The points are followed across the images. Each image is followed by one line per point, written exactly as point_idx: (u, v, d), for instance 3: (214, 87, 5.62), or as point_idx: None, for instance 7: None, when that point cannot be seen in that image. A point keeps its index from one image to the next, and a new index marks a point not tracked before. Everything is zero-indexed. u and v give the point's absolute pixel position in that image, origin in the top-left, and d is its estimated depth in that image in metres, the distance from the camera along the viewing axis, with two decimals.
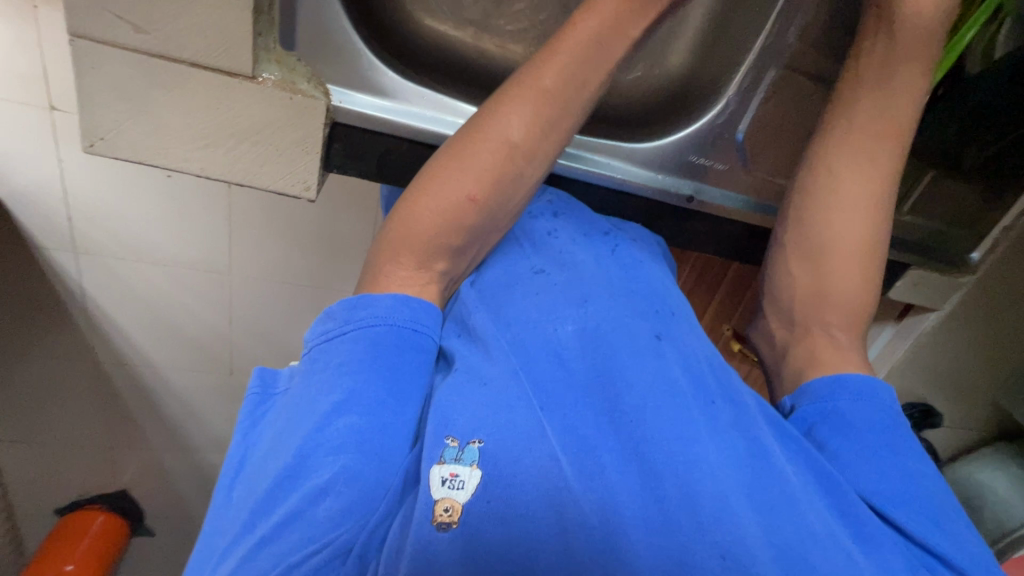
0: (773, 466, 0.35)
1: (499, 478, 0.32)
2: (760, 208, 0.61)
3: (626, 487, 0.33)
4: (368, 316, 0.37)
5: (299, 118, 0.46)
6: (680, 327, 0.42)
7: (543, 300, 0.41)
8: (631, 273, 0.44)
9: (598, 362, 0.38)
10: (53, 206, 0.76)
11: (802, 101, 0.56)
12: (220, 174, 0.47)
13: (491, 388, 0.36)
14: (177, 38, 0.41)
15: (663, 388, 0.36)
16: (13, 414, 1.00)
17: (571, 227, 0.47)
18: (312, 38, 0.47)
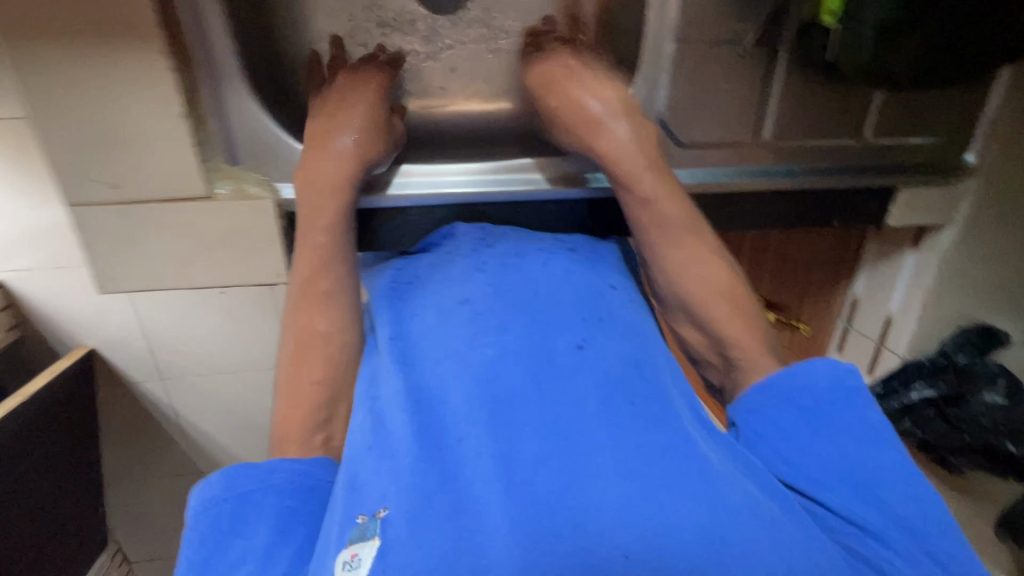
0: (685, 456, 0.38)
1: (397, 539, 0.33)
2: (709, 175, 0.62)
3: (525, 512, 0.34)
4: (257, 477, 0.39)
5: (255, 218, 0.53)
6: (605, 332, 0.47)
7: (455, 345, 0.46)
8: (549, 289, 0.51)
9: (489, 401, 0.40)
10: (129, 343, 0.93)
11: (709, 65, 0.58)
12: (208, 282, 0.55)
13: (398, 457, 0.39)
14: (143, 184, 0.49)
15: (561, 406, 0.40)
16: (143, 536, 1.13)
17: (506, 252, 0.55)
18: (252, 148, 0.52)
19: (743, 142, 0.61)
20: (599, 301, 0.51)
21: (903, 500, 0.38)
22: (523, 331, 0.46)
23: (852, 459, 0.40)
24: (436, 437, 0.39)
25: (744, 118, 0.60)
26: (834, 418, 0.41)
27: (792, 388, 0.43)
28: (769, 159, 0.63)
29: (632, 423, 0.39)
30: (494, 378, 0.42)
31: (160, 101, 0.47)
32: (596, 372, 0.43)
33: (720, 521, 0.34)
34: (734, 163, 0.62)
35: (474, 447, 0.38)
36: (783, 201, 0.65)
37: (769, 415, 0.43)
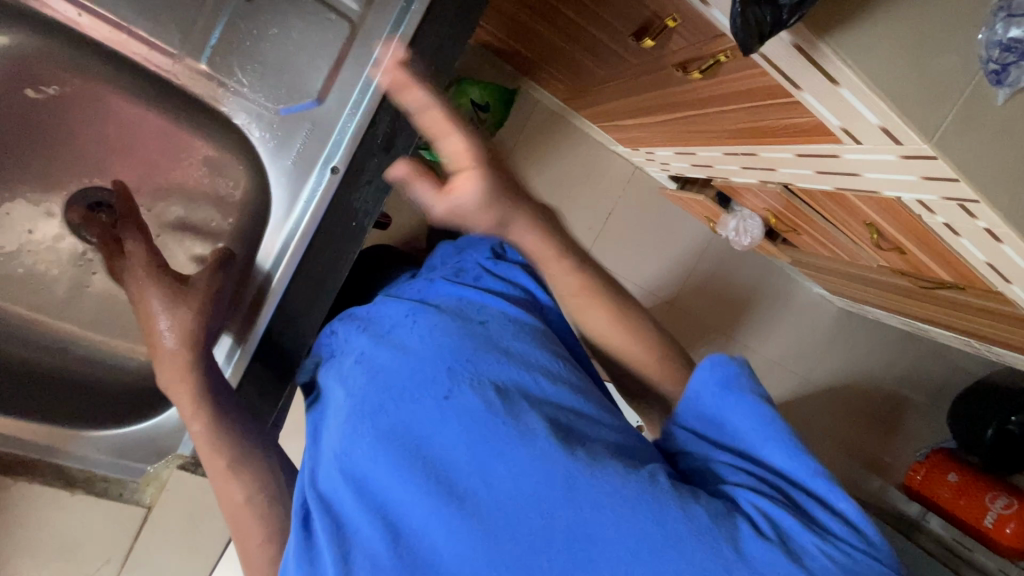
0: (555, 486, 0.39)
1: None
2: (365, 89, 0.56)
3: None
4: None
5: (182, 485, 0.62)
6: (476, 369, 0.46)
7: (339, 444, 0.46)
8: (416, 350, 0.48)
9: (376, 495, 0.43)
10: None
11: (248, 36, 0.53)
12: (222, 531, 0.67)
13: (305, 559, 0.43)
14: (117, 540, 0.62)
15: (444, 477, 0.41)
16: None
17: (364, 336, 0.53)
18: (136, 454, 0.60)
19: (348, 34, 0.55)
20: (464, 338, 0.48)
21: (778, 453, 0.42)
22: (397, 405, 0.45)
23: (755, 433, 0.43)
24: (343, 532, 0.43)
25: (317, 23, 0.54)
26: (723, 412, 0.44)
27: (695, 397, 0.46)
28: (381, 16, 0.55)
29: (508, 460, 0.40)
30: (384, 459, 0.43)
31: (57, 500, 0.59)
32: (472, 417, 0.43)
33: (591, 535, 0.37)
34: (368, 55, 0.56)
35: (370, 533, 0.41)
36: (441, 19, 0.56)
37: (679, 424, 0.47)
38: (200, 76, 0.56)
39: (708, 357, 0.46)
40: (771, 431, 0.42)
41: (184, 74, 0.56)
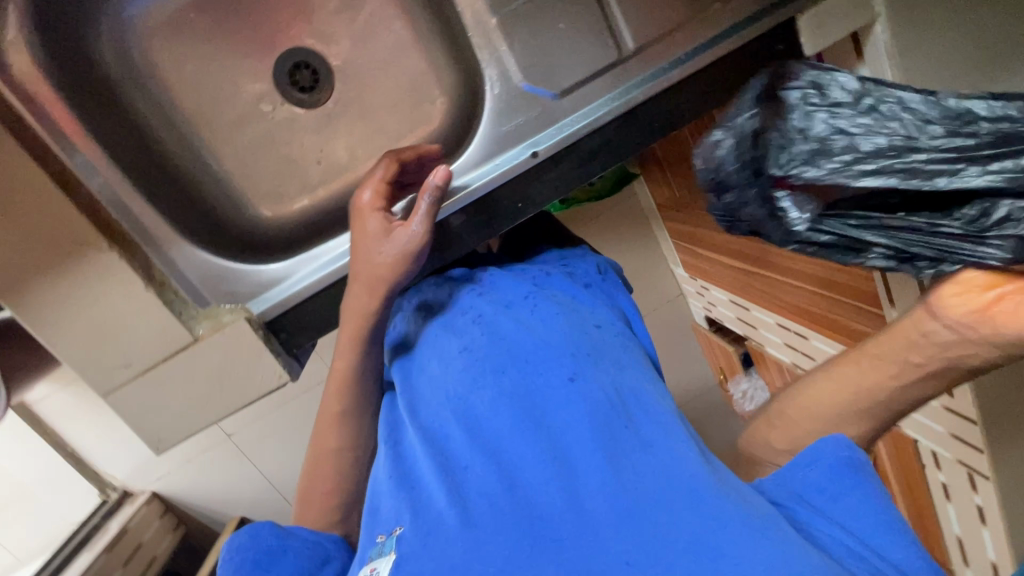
0: (666, 470, 0.42)
1: (411, 549, 0.42)
2: (597, 109, 0.62)
3: (508, 533, 0.40)
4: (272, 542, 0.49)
5: (237, 338, 0.61)
6: (595, 361, 0.51)
7: (458, 392, 0.53)
8: (543, 330, 0.55)
9: (489, 442, 0.47)
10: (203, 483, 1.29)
11: (540, 21, 0.61)
12: (229, 407, 0.63)
13: (415, 488, 0.48)
14: (145, 352, 0.59)
15: (559, 440, 0.45)
16: None
17: (491, 301, 0.60)
18: (215, 287, 0.62)
19: (613, 62, 0.61)
20: (587, 335, 0.55)
21: (906, 543, 0.39)
22: (520, 372, 0.51)
23: (883, 510, 0.41)
24: (456, 470, 0.47)
25: (596, 43, 0.61)
26: (848, 475, 0.43)
27: (810, 457, 0.45)
28: (647, 63, 0.61)
29: (620, 445, 0.44)
30: (507, 412, 0.49)
31: (125, 286, 0.57)
32: (588, 397, 0.48)
33: (711, 531, 0.37)
34: (619, 85, 0.62)
35: (482, 471, 0.45)
36: (690, 95, 0.62)
37: (786, 477, 0.45)
38: (483, 27, 0.63)
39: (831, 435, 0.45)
40: (899, 513, 0.41)
41: (469, 19, 0.63)
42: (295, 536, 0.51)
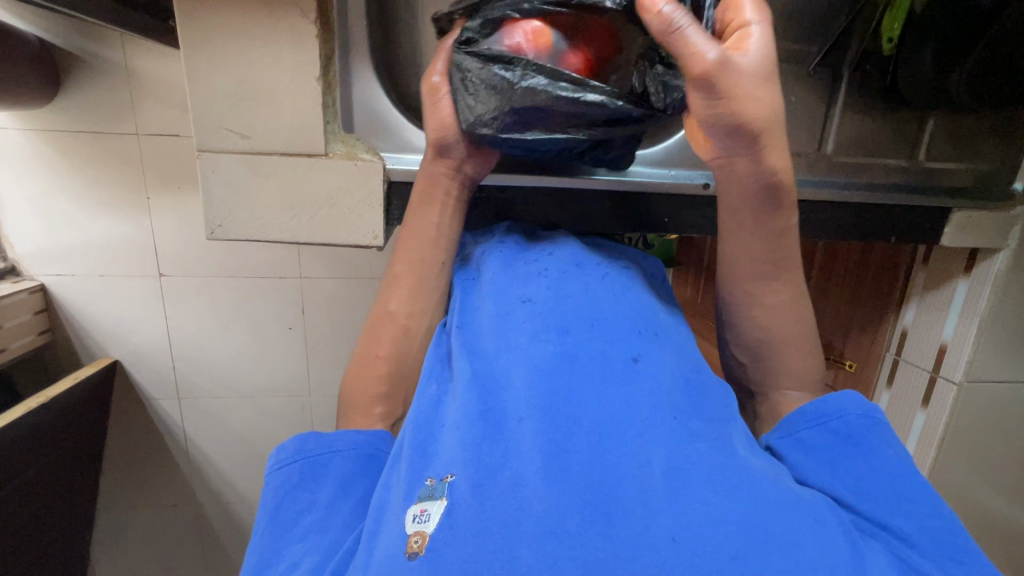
0: (726, 463, 0.39)
1: (462, 503, 0.36)
2: None
3: (573, 502, 0.35)
4: (318, 446, 0.48)
5: (363, 177, 0.57)
6: (658, 347, 0.47)
7: (518, 340, 0.46)
8: (614, 301, 0.50)
9: (547, 396, 0.41)
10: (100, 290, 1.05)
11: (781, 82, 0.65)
12: (307, 236, 0.58)
13: (461, 431, 0.41)
14: (270, 136, 0.54)
15: (627, 412, 0.40)
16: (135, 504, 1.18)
17: (566, 259, 0.55)
18: (368, 120, 0.59)
19: (808, 152, 0.67)
20: (652, 320, 0.51)
21: (917, 512, 0.43)
22: (585, 336, 0.46)
23: (892, 475, 0.45)
24: (502, 421, 0.41)
25: (806, 131, 0.67)
26: (862, 436, 0.48)
27: (826, 414, 0.50)
28: (832, 170, 0.68)
29: (681, 432, 0.40)
30: (560, 373, 0.43)
31: (302, 66, 0.52)
32: (652, 383, 0.43)
33: (756, 512, 0.36)
34: (805, 172, 0.68)
35: (537, 434, 0.39)
36: (846, 215, 0.69)
37: (804, 436, 0.50)
38: None
39: (845, 392, 0.51)
40: (906, 473, 0.45)
41: None
42: (339, 438, 0.49)
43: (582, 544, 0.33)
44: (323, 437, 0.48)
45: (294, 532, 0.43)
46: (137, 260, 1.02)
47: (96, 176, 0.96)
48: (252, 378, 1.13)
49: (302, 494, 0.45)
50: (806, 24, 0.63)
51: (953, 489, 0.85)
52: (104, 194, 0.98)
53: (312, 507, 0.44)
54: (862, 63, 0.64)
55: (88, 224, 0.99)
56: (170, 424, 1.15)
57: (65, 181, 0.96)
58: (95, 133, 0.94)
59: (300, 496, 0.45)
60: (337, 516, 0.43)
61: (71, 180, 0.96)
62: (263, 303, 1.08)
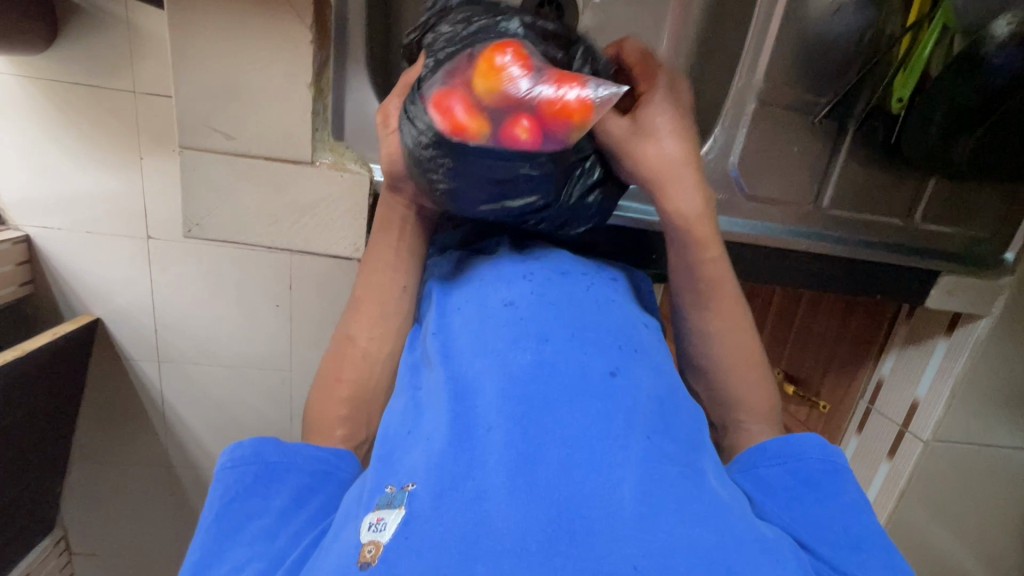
0: (702, 491, 0.36)
1: (418, 516, 0.32)
2: (768, 229, 0.66)
3: (530, 521, 0.31)
4: (277, 453, 0.44)
5: (346, 191, 0.57)
6: (642, 362, 0.43)
7: (495, 343, 0.42)
8: (599, 311, 0.46)
9: (517, 406, 0.37)
10: (62, 246, 0.91)
11: (783, 129, 0.64)
12: (288, 243, 0.59)
13: (428, 440, 0.37)
14: (256, 141, 0.54)
15: (604, 429, 0.36)
16: (88, 470, 1.14)
17: (547, 268, 0.50)
18: (358, 130, 0.57)
19: (803, 205, 0.67)
20: (637, 334, 0.46)
21: (876, 564, 0.38)
22: (565, 344, 0.42)
23: (852, 525, 0.41)
24: (467, 427, 0.37)
25: (805, 182, 0.66)
26: (823, 481, 0.44)
27: (787, 454, 0.46)
28: (826, 224, 0.67)
29: (656, 454, 0.37)
30: (534, 383, 0.39)
31: (299, 67, 0.51)
32: (630, 398, 0.39)
33: (726, 548, 0.33)
34: (798, 224, 0.67)
35: (504, 445, 0.35)
36: (833, 269, 0.69)
37: (762, 473, 0.46)
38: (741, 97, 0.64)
39: (807, 434, 0.47)
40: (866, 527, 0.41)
41: (737, 82, 0.64)
42: (300, 451, 0.46)
43: (541, 568, 0.30)
44: (285, 443, 0.45)
45: (237, 539, 0.40)
46: (122, 216, 0.89)
47: (86, 128, 0.83)
48: (239, 351, 1.02)
49: (255, 498, 0.42)
50: (816, 73, 0.62)
51: (904, 538, 0.86)
52: (93, 149, 0.85)
53: (262, 513, 0.41)
54: (868, 119, 0.63)
55: (72, 174, 0.86)
56: (149, 387, 1.06)
57: (47, 130, 0.83)
58: (89, 85, 0.81)
59: (253, 500, 0.42)
60: (286, 530, 0.40)
61: (55, 127, 0.83)
62: (239, 288, 0.96)
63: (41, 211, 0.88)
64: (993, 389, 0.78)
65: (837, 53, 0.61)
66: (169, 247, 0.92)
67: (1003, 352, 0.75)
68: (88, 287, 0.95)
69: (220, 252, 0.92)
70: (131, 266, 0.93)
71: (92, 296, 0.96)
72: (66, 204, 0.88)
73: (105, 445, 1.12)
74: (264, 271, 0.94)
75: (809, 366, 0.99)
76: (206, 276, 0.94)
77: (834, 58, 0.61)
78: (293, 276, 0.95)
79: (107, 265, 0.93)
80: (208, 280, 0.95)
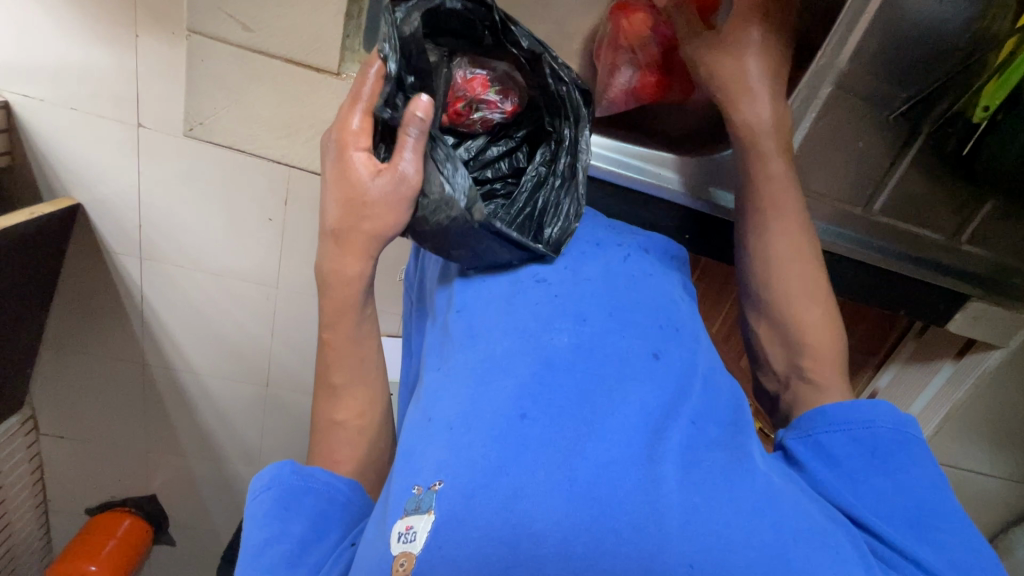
0: (747, 483, 0.36)
1: (453, 516, 0.31)
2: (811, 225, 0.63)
3: (572, 511, 0.31)
4: (296, 480, 0.43)
5: None
6: (676, 343, 0.44)
7: (529, 323, 0.42)
8: (634, 289, 0.47)
9: (551, 393, 0.37)
10: (42, 122, 0.83)
11: (851, 121, 0.59)
12: (298, 152, 0.64)
13: (456, 431, 0.36)
14: (277, 42, 0.56)
15: (641, 419, 0.37)
16: (61, 358, 1.11)
17: (584, 238, 0.51)
18: None
19: (853, 207, 0.63)
20: (675, 312, 0.47)
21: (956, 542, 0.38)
22: (600, 326, 0.42)
23: (922, 498, 0.40)
24: (492, 417, 0.36)
25: (858, 182, 0.62)
26: (892, 451, 0.43)
27: (852, 420, 0.45)
28: (871, 230, 0.64)
29: (691, 443, 0.37)
30: (570, 369, 0.39)
31: None
32: (662, 387, 0.40)
33: (785, 541, 0.33)
34: (841, 225, 0.64)
35: (541, 436, 0.35)
36: (864, 276, 0.66)
37: (823, 441, 0.45)
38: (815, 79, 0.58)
39: (877, 401, 0.46)
40: (939, 502, 0.40)
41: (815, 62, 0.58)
42: (316, 476, 0.45)
43: (590, 567, 0.29)
44: (304, 472, 0.45)
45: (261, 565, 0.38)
46: (112, 98, 0.80)
47: None
48: (228, 262, 0.97)
49: (278, 522, 0.41)
50: (903, 66, 0.56)
51: None
52: (83, 15, 0.74)
53: (280, 536, 0.40)
54: (942, 126, 0.58)
55: (55, 40, 0.76)
56: (129, 283, 1.01)
57: None
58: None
59: (277, 523, 0.40)
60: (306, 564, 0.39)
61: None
62: (235, 199, 0.90)
63: (19, 76, 0.79)
64: (986, 417, 0.78)
65: (933, 46, 0.55)
66: (163, 142, 0.84)
67: (1006, 384, 0.75)
68: (71, 171, 0.88)
69: (218, 155, 0.85)
70: (119, 154, 0.86)
71: (73, 180, 0.89)
72: (49, 75, 0.79)
73: (80, 333, 1.09)
74: (263, 184, 0.88)
75: None
76: (202, 180, 0.88)
77: (927, 52, 0.55)
78: (292, 194, 0.88)
79: (93, 151, 0.86)
80: (204, 184, 0.88)
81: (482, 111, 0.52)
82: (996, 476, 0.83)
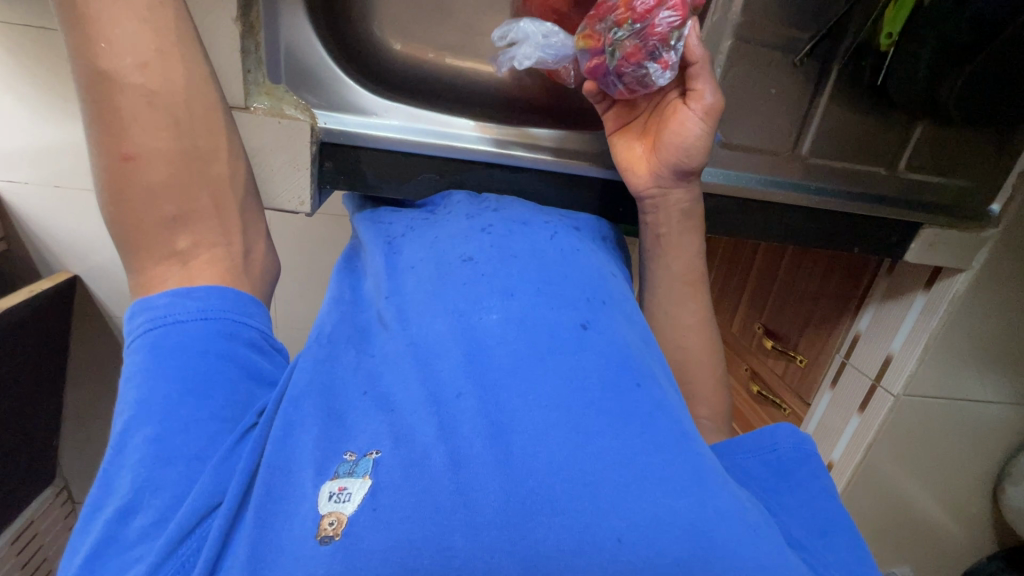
0: (689, 448, 0.34)
1: (389, 484, 0.30)
2: (742, 180, 0.63)
3: (503, 481, 0.30)
4: (167, 313, 0.40)
5: (287, 136, 0.55)
6: (608, 317, 0.42)
7: (461, 302, 0.40)
8: (565, 265, 0.46)
9: (482, 362, 0.36)
10: (26, 203, 0.87)
11: (761, 69, 0.59)
12: None
13: (396, 407, 0.35)
14: None
15: (580, 379, 0.35)
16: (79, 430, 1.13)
17: (507, 221, 0.50)
18: (293, 72, 0.56)
19: (780, 150, 0.63)
20: (604, 288, 0.46)
21: (841, 548, 0.39)
22: (532, 298, 0.41)
23: (821, 508, 0.41)
24: (430, 392, 0.35)
25: (784, 127, 0.62)
26: (794, 470, 0.44)
27: (761, 446, 0.45)
28: (806, 172, 0.64)
29: (638, 397, 0.36)
30: (507, 337, 0.38)
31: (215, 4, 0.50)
32: (603, 351, 0.38)
33: (724, 518, 0.31)
34: (772, 172, 0.64)
35: (478, 412, 0.33)
36: (806, 220, 0.66)
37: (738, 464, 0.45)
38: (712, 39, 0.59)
39: (778, 424, 0.47)
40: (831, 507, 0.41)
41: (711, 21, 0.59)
42: (191, 302, 0.41)
43: (525, 536, 0.28)
44: (174, 304, 0.40)
45: (124, 450, 0.35)
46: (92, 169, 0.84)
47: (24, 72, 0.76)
48: None
49: (150, 382, 0.37)
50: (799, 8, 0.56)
51: (879, 488, 0.88)
52: (43, 98, 0.78)
53: (142, 412, 0.36)
54: (853, 59, 0.58)
55: (20, 125, 0.80)
56: None
57: None
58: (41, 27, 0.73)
59: (148, 383, 0.37)
60: (180, 445, 0.35)
61: (6, 74, 0.75)
62: None
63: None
64: (973, 344, 0.77)
65: None
66: None
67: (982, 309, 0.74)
68: (61, 245, 0.92)
69: None
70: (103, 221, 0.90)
71: (64, 253, 0.93)
72: (23, 158, 0.83)
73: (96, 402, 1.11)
74: None
75: (789, 322, 1.01)
76: None
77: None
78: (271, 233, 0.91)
79: (81, 222, 0.89)
80: None
81: (649, 68, 0.50)
82: (995, 401, 0.82)
